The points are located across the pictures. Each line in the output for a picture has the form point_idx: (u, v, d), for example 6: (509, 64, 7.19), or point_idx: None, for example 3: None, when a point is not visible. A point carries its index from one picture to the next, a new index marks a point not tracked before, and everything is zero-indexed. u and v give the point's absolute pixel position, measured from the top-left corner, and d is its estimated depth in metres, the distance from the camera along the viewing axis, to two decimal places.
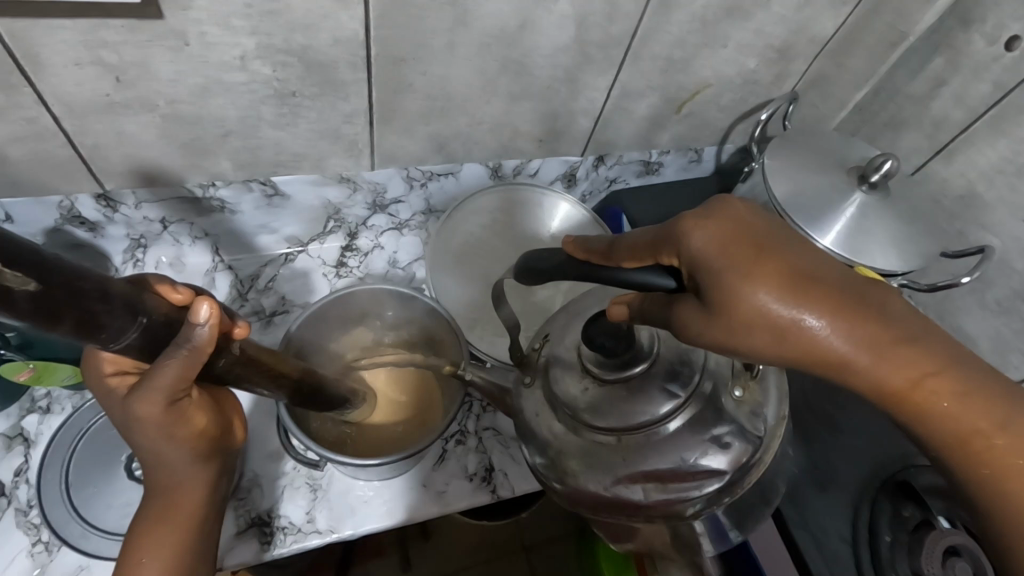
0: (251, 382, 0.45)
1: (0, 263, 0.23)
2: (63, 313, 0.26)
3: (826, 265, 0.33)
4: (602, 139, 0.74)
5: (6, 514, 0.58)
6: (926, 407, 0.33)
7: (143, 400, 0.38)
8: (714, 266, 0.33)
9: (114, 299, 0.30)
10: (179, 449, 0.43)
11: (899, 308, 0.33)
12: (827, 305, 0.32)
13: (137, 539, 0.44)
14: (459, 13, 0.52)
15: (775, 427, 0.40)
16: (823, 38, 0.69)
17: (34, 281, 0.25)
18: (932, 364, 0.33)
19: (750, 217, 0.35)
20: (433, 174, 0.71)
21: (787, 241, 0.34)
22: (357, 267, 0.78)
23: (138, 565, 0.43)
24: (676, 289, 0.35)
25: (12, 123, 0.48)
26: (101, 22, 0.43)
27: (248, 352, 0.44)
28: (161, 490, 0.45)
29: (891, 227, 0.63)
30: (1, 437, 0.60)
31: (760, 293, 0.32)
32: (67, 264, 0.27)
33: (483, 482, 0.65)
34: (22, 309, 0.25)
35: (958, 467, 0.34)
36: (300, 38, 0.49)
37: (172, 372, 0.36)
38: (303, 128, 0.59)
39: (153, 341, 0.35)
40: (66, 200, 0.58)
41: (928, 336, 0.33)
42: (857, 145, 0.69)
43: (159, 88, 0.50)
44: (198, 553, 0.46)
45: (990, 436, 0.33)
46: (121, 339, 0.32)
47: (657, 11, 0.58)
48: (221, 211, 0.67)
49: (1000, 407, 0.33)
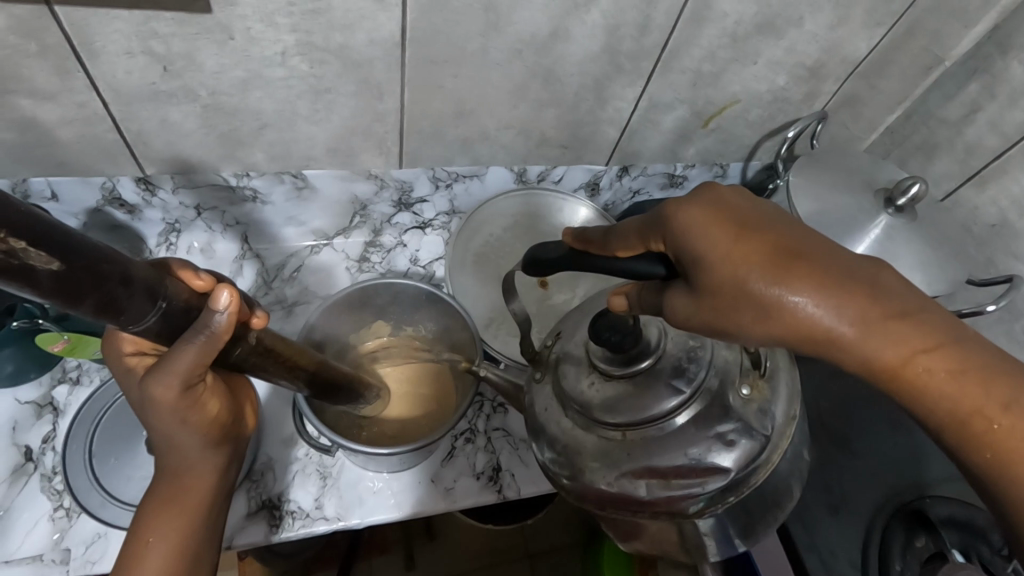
0: (268, 372, 0.46)
1: (27, 243, 0.24)
2: (83, 292, 0.28)
3: (813, 241, 0.33)
4: (627, 149, 0.75)
5: (32, 478, 0.60)
6: (921, 384, 0.32)
7: (160, 382, 0.40)
8: (696, 248, 0.33)
9: (134, 283, 0.31)
10: (191, 432, 0.45)
11: (890, 283, 0.32)
12: (811, 280, 0.32)
13: (146, 520, 0.45)
14: (493, 18, 0.53)
15: (784, 426, 0.40)
16: (856, 59, 0.69)
17: (56, 262, 0.26)
18: (925, 339, 0.32)
19: (733, 200, 0.35)
20: (458, 175, 0.73)
21: (773, 220, 0.34)
22: (379, 262, 0.79)
23: (146, 545, 0.44)
24: (666, 276, 0.36)
25: (65, 107, 0.51)
26: (153, 14, 0.45)
27: (265, 342, 0.45)
28: (170, 474, 0.46)
29: (917, 250, 0.62)
30: (33, 404, 0.63)
31: (739, 271, 0.32)
32: (92, 247, 0.28)
33: (490, 482, 0.66)
34: (44, 285, 0.26)
35: (961, 451, 0.33)
36: (339, 37, 0.51)
37: (188, 358, 0.38)
38: (336, 123, 0.61)
39: (172, 327, 0.36)
40: (109, 182, 0.61)
41: (921, 310, 0.32)
42: (886, 166, 0.68)
43: (203, 79, 0.52)
44: (205, 537, 0.47)
45: (990, 417, 0.31)
46: (140, 321, 0.33)
47: (688, 25, 0.58)
48: (252, 201, 0.69)
49: (1003, 385, 0.31)
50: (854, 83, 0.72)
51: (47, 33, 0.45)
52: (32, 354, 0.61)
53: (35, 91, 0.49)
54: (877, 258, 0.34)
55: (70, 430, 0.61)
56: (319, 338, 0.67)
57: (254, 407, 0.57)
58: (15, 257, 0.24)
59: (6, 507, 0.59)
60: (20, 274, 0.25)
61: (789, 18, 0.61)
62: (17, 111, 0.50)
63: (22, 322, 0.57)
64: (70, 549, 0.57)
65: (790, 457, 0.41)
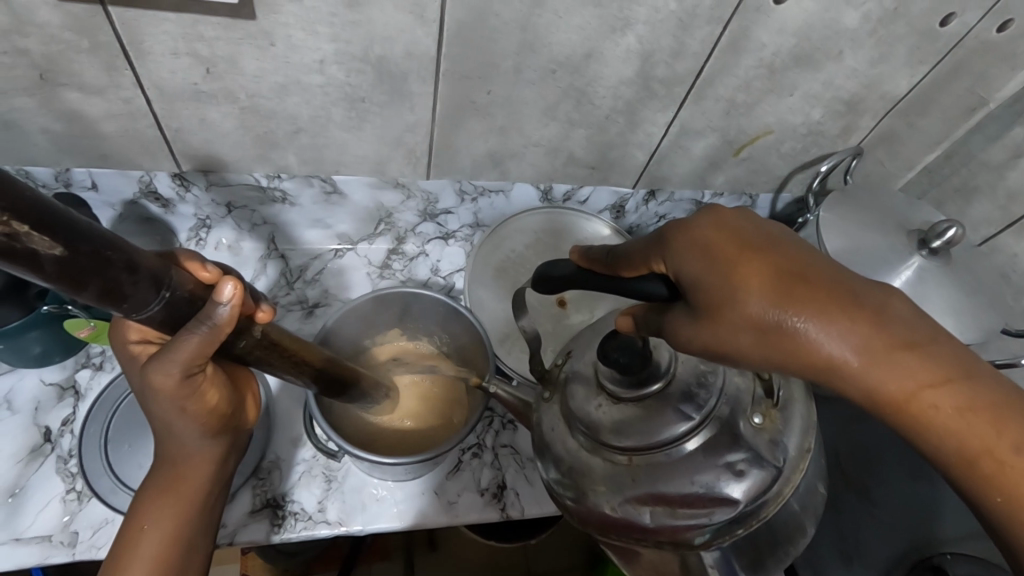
0: (271, 366, 0.47)
1: (32, 227, 0.25)
2: (85, 279, 0.28)
3: (822, 266, 0.33)
4: (655, 173, 0.74)
5: (48, 459, 0.62)
6: (926, 419, 0.32)
7: (160, 370, 0.40)
8: (700, 270, 0.33)
9: (139, 271, 0.32)
10: (190, 421, 0.46)
11: (900, 313, 0.32)
12: (819, 307, 0.31)
13: (142, 506, 0.46)
14: (529, 38, 0.54)
15: (798, 460, 0.38)
16: (896, 97, 0.67)
17: (61, 247, 0.26)
18: (932, 373, 0.31)
19: (738, 223, 0.35)
20: (485, 190, 0.74)
21: (781, 242, 0.34)
22: (401, 270, 0.80)
23: (141, 532, 0.45)
24: (669, 298, 0.35)
25: (111, 102, 0.53)
26: (200, 18, 0.47)
27: (271, 336, 0.45)
28: (169, 462, 0.47)
29: (951, 295, 0.60)
30: (56, 386, 0.65)
31: (743, 294, 0.32)
32: (98, 234, 0.29)
33: (493, 498, 0.65)
34: (47, 269, 0.26)
35: (969, 487, 0.32)
36: (377, 49, 0.52)
37: (190, 346, 0.38)
38: (368, 132, 0.62)
39: (176, 315, 0.37)
40: (146, 176, 0.63)
41: (931, 343, 0.31)
42: (921, 207, 0.67)
43: (242, 82, 0.53)
44: (198, 527, 0.48)
45: (1002, 457, 0.31)
46: (143, 309, 0.34)
47: (724, 53, 0.58)
48: (282, 202, 0.70)
49: (1014, 425, 0.31)
50: (893, 120, 0.70)
51: (99, 31, 0.46)
52: (60, 338, 0.63)
53: (85, 86, 0.51)
54: (887, 284, 0.33)
55: (89, 414, 0.63)
56: (335, 342, 0.67)
57: (255, 400, 0.57)
58: (20, 241, 0.25)
59: (21, 486, 0.60)
60: (24, 257, 0.25)
61: (828, 52, 0.60)
62: (65, 104, 0.52)
63: (52, 307, 0.58)
64: (78, 532, 0.58)
65: (804, 494, 0.40)
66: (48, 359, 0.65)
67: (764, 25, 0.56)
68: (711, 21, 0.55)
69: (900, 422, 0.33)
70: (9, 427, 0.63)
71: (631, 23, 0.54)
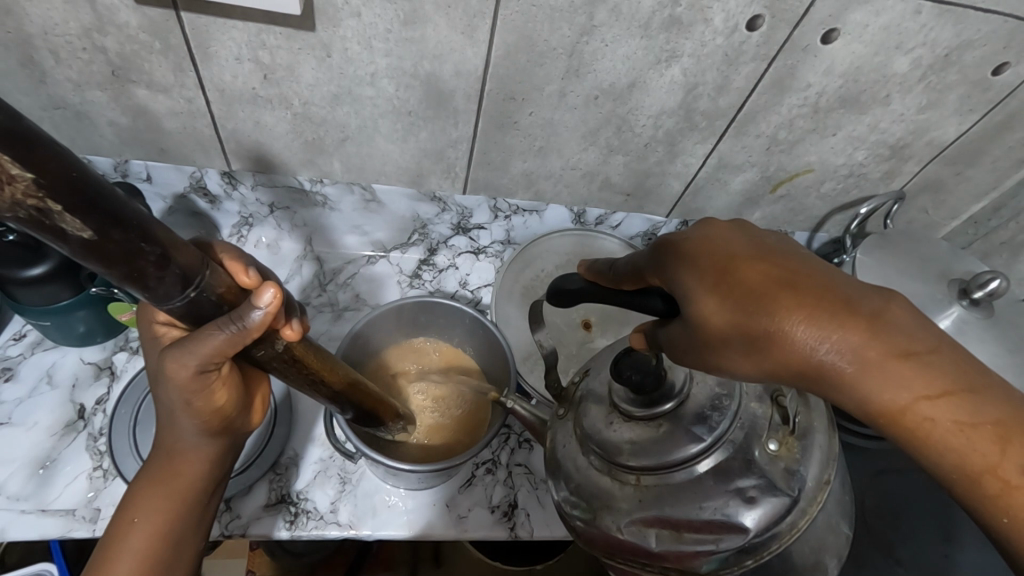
0: (287, 377, 0.47)
1: (66, 208, 0.24)
2: (112, 262, 0.28)
3: (817, 274, 0.33)
4: (691, 204, 0.74)
5: (80, 436, 0.64)
6: (924, 433, 0.32)
7: (178, 359, 0.41)
8: (693, 282, 0.34)
9: (169, 266, 0.32)
10: (197, 412, 0.47)
11: (899, 321, 0.32)
12: (811, 315, 0.31)
13: (133, 499, 0.47)
14: (574, 64, 0.55)
15: (815, 491, 0.37)
16: (942, 144, 0.66)
17: (90, 231, 0.26)
18: (930, 384, 0.31)
19: (730, 236, 0.36)
20: (519, 209, 0.75)
21: (775, 252, 0.35)
22: (430, 281, 0.80)
23: (131, 525, 0.46)
24: (665, 312, 0.35)
25: (174, 100, 0.56)
26: (266, 28, 0.50)
27: (294, 351, 0.46)
28: (165, 452, 0.48)
29: (990, 349, 0.58)
30: (94, 366, 0.68)
31: (733, 304, 0.33)
32: (134, 221, 0.28)
33: (503, 516, 0.65)
34: (73, 247, 0.26)
35: (974, 504, 0.32)
36: (427, 65, 0.54)
37: (212, 343, 0.39)
38: (412, 144, 0.64)
39: (200, 313, 0.37)
40: (197, 172, 0.66)
41: (930, 355, 0.31)
42: (962, 258, 0.65)
43: (298, 90, 0.56)
44: (187, 525, 0.48)
45: (1008, 479, 0.31)
46: (165, 302, 0.34)
47: (769, 91, 0.58)
48: (322, 206, 0.72)
49: (1020, 443, 0.31)
50: (939, 168, 0.69)
51: (171, 35, 0.49)
52: (103, 319, 0.66)
53: (152, 83, 0.54)
54: (888, 291, 0.33)
55: (122, 395, 0.65)
56: (360, 346, 0.68)
57: (263, 403, 0.59)
58: (50, 219, 0.24)
59: (52, 459, 0.62)
60: (53, 234, 0.25)
61: (874, 96, 0.60)
62: (133, 99, 0.56)
63: (100, 290, 0.60)
64: (100, 509, 0.60)
65: (828, 532, 0.38)
66: (91, 338, 0.68)
67: (810, 65, 0.56)
68: (757, 58, 0.55)
69: (898, 434, 0.33)
70: (47, 402, 0.66)
71: (677, 55, 0.54)
